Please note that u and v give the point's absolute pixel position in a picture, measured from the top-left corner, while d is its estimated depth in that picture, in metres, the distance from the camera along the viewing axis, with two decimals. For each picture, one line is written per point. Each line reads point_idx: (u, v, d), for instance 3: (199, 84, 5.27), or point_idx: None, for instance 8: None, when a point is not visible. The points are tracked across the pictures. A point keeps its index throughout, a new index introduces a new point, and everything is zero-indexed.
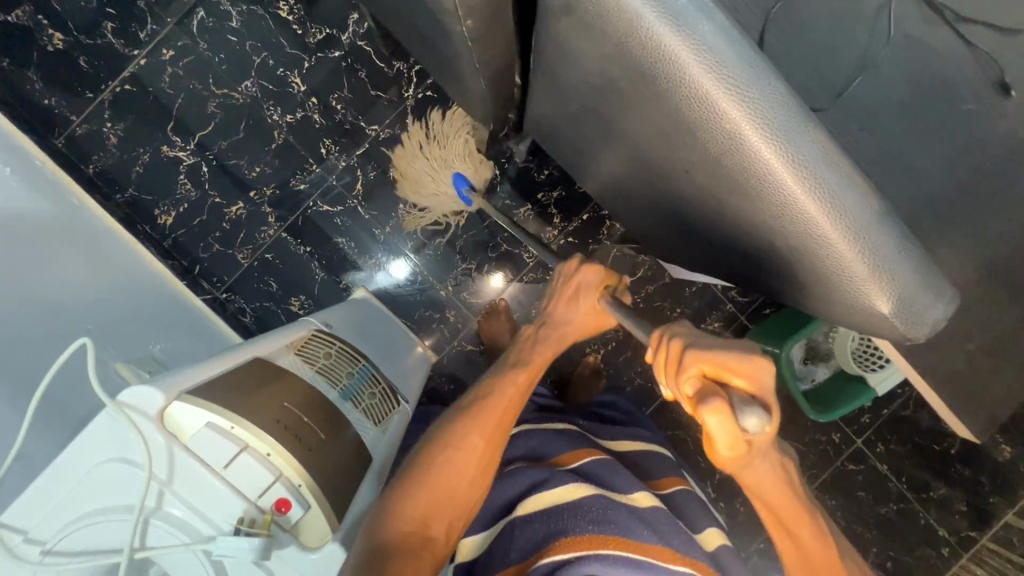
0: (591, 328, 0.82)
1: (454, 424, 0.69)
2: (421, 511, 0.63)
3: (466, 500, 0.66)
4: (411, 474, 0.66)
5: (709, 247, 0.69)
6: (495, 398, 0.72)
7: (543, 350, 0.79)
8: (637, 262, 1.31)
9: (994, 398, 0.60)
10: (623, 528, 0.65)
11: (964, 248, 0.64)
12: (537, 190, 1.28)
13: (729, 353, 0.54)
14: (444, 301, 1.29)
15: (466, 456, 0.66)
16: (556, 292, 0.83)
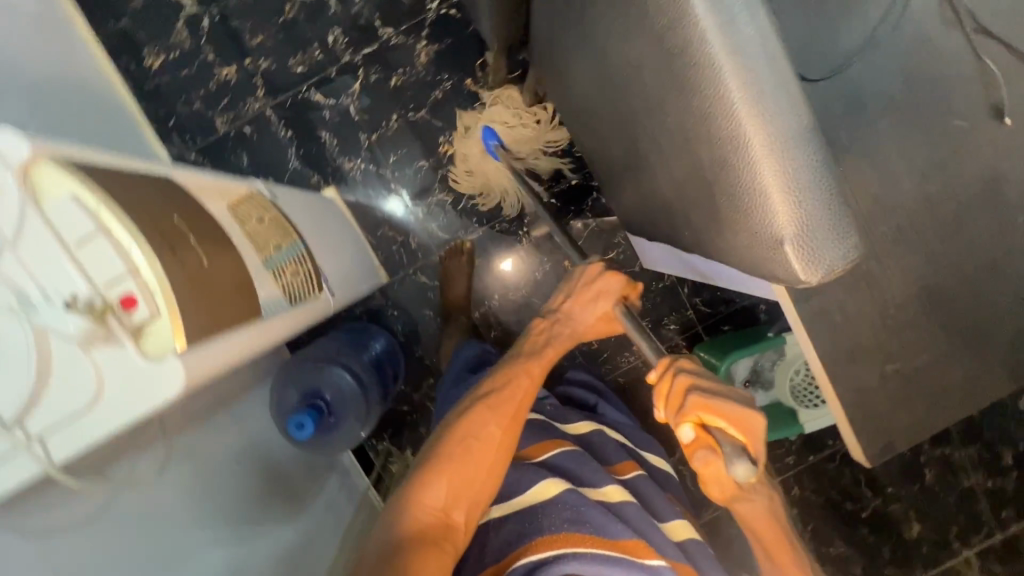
0: (601, 332, 0.83)
1: (473, 411, 0.70)
2: (443, 498, 0.62)
3: (488, 486, 0.65)
4: (427, 462, 0.66)
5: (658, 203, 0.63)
6: (514, 392, 0.73)
7: (557, 343, 0.80)
8: (613, 243, 1.27)
9: (902, 431, 0.58)
10: (598, 527, 0.61)
11: (929, 272, 0.56)
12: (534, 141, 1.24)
13: (729, 405, 0.54)
14: (412, 227, 1.26)
15: (487, 442, 0.67)
16: (573, 290, 0.81)
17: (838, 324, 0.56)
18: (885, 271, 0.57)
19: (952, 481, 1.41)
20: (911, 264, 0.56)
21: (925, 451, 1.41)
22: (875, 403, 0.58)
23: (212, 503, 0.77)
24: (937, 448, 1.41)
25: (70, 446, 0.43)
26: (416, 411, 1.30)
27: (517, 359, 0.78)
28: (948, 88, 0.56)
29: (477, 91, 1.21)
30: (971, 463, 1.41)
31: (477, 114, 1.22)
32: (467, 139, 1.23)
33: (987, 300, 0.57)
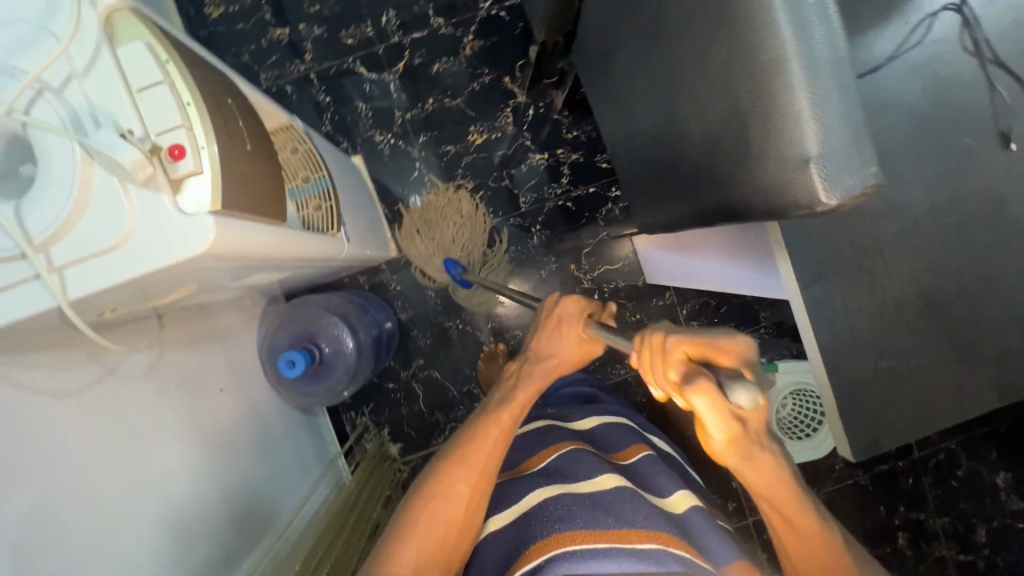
0: (577, 359, 0.76)
1: (437, 470, 0.66)
2: (409, 574, 0.59)
3: (457, 554, 0.62)
4: (396, 531, 0.62)
5: (678, 176, 0.66)
6: (475, 445, 0.67)
7: (528, 385, 0.73)
8: (621, 254, 1.30)
9: (886, 427, 0.60)
10: (587, 520, 0.58)
11: (933, 277, 0.59)
12: (559, 145, 1.28)
13: (712, 334, 0.46)
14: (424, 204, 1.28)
15: (454, 506, 0.63)
16: (539, 324, 0.77)
17: (837, 315, 0.59)
18: (886, 268, 0.59)
19: (924, 549, 1.40)
20: (912, 268, 0.58)
21: (900, 513, 1.40)
22: (865, 398, 0.59)
23: (189, 422, 0.76)
24: (912, 513, 1.40)
25: (94, 282, 0.43)
26: (401, 389, 1.29)
27: (489, 407, 0.72)
28: (968, 106, 0.58)
29: (512, 89, 1.27)
30: (944, 533, 1.40)
31: (509, 110, 1.27)
32: (496, 133, 1.28)
33: (980, 314, 0.59)
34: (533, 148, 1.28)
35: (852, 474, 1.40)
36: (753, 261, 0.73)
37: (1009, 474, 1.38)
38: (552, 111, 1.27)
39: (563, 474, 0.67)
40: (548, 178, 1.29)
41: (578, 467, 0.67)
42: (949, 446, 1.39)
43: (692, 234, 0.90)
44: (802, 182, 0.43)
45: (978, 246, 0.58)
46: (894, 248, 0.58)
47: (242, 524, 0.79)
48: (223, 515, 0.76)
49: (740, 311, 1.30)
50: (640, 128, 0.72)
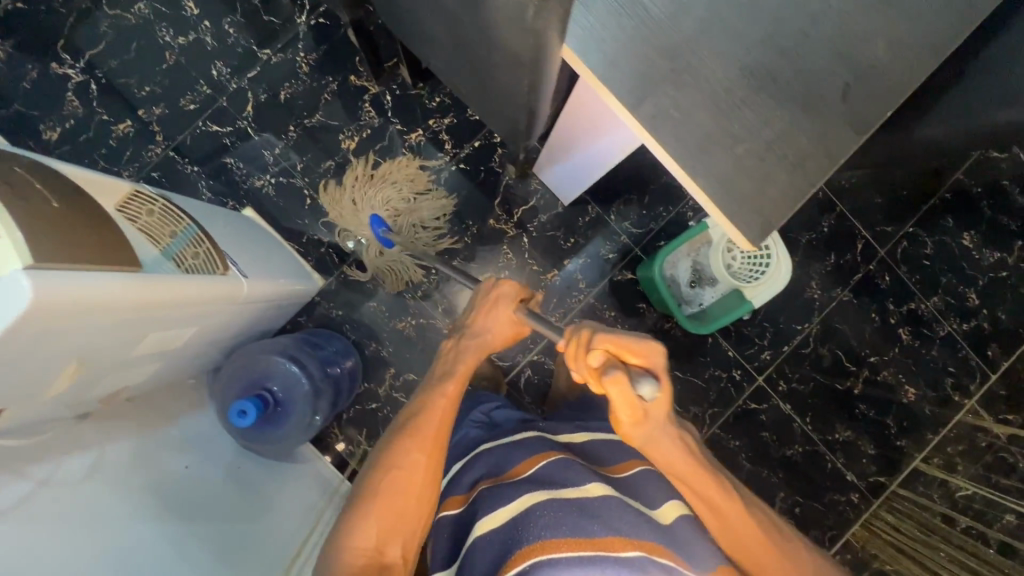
0: (508, 338, 0.82)
1: (390, 449, 0.72)
2: (374, 539, 0.66)
3: (417, 518, 0.69)
4: (361, 502, 0.69)
5: (487, 70, 0.67)
6: (427, 416, 0.75)
7: (465, 361, 0.80)
8: (530, 190, 1.32)
9: (769, 203, 0.60)
10: (573, 528, 0.60)
11: (746, 47, 0.59)
12: (429, 117, 1.29)
13: (628, 336, 0.62)
14: (331, 226, 1.29)
15: (407, 477, 0.70)
16: (476, 304, 0.84)
17: (679, 122, 0.59)
18: (702, 61, 0.59)
19: (929, 335, 1.41)
20: (726, 49, 0.59)
21: (893, 312, 1.42)
22: (739, 186, 0.60)
23: (156, 501, 0.75)
24: (904, 306, 1.42)
25: None
26: (386, 405, 1.28)
27: (431, 387, 0.78)
28: None
29: (362, 83, 1.28)
30: (940, 311, 1.41)
31: (369, 105, 1.28)
32: (366, 130, 1.28)
33: (806, 63, 0.59)
34: (407, 129, 1.29)
35: (833, 296, 1.41)
36: None
37: (973, 231, 1.40)
38: (408, 89, 1.28)
39: (551, 482, 0.68)
40: (433, 150, 1.30)
41: (566, 475, 0.69)
42: (908, 230, 1.41)
43: (562, 119, 0.88)
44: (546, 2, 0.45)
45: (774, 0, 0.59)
46: (701, 36, 0.59)
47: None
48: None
49: (661, 193, 1.32)
50: (447, 48, 0.73)
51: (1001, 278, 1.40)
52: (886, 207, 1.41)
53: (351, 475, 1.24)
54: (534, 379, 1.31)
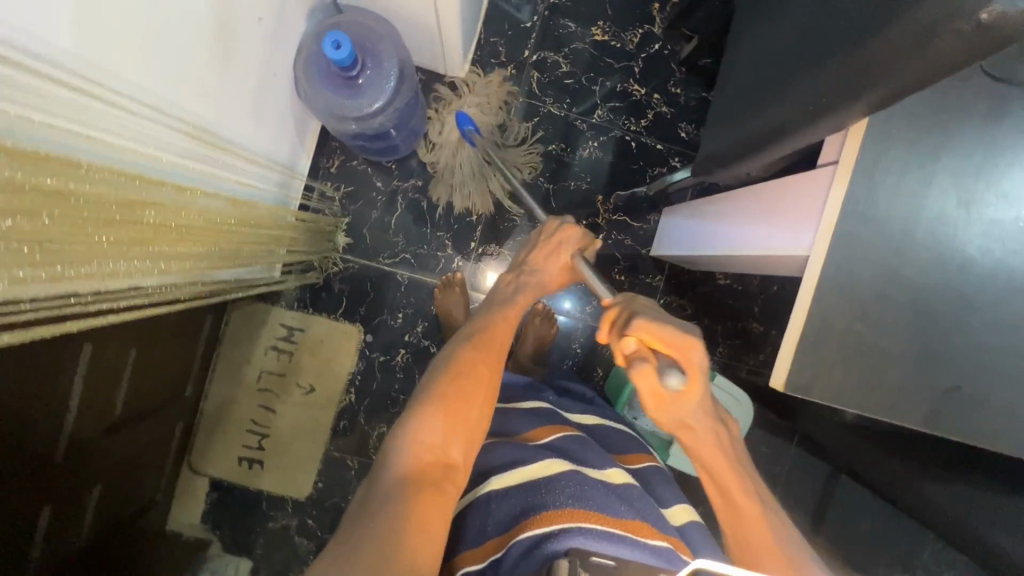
0: (560, 285, 0.89)
1: (454, 356, 0.70)
2: (438, 436, 0.61)
3: (479, 428, 0.65)
4: (421, 400, 0.64)
5: (786, 76, 0.67)
6: (492, 333, 0.74)
7: (522, 293, 0.83)
8: (644, 217, 1.32)
9: (826, 382, 0.61)
10: (601, 505, 0.61)
11: (942, 280, 0.61)
12: (658, 91, 1.30)
13: (664, 326, 0.59)
14: (516, 58, 1.28)
15: (471, 381, 0.67)
16: (533, 247, 0.88)
17: (847, 259, 0.61)
18: (910, 249, 0.61)
19: None
20: (929, 263, 0.61)
21: None
22: (826, 345, 0.61)
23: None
24: None
25: None
26: (384, 195, 1.26)
27: (492, 311, 0.79)
28: None
29: (654, 17, 1.29)
30: None
31: (639, 33, 1.29)
32: (616, 42, 1.29)
33: (958, 339, 0.61)
34: (637, 77, 1.30)
35: None
36: (801, 212, 0.71)
37: None
38: (671, 60, 1.30)
39: (571, 457, 0.71)
40: (631, 111, 1.30)
41: (586, 456, 0.71)
42: None
43: (747, 191, 0.90)
44: (942, 35, 0.44)
45: (998, 285, 0.61)
46: (929, 240, 0.61)
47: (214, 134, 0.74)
48: (202, 107, 0.70)
49: (705, 330, 1.34)
50: (774, 38, 0.74)
51: None
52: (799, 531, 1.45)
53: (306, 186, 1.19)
54: None
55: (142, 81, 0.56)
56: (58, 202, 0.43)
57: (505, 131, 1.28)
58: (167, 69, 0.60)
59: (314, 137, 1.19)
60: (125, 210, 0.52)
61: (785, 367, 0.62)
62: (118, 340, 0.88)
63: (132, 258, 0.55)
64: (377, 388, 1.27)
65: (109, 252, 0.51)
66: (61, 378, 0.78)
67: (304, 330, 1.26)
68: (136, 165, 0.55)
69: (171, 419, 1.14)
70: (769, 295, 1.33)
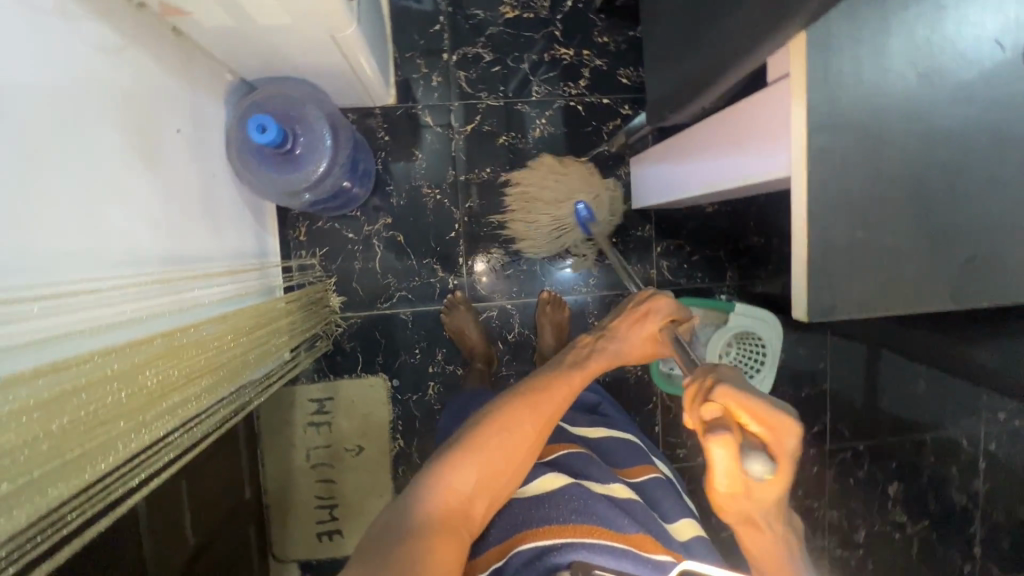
0: (645, 356, 0.80)
1: (503, 406, 0.67)
2: (468, 487, 0.61)
3: (507, 487, 0.64)
4: (464, 444, 0.63)
5: None
6: (550, 394, 0.69)
7: (599, 361, 0.76)
8: (614, 173, 1.30)
9: (847, 296, 0.61)
10: (602, 519, 0.65)
11: (927, 160, 0.60)
12: (586, 46, 1.27)
13: (757, 400, 0.50)
14: (439, 63, 1.24)
15: (515, 439, 0.64)
16: (623, 313, 0.82)
17: (829, 174, 0.59)
18: (887, 141, 0.59)
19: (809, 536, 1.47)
20: (910, 148, 0.59)
21: (797, 497, 1.47)
22: (836, 260, 0.60)
23: (142, 121, 0.69)
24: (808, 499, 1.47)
25: None
26: (360, 244, 1.24)
27: (560, 368, 0.74)
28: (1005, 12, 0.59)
29: None
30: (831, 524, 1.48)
31: None
32: (530, 12, 1.25)
33: (960, 211, 0.60)
34: (562, 40, 1.26)
35: None
36: (767, 137, 0.69)
37: (900, 485, 1.49)
38: (588, 11, 1.26)
39: (575, 473, 0.73)
40: (567, 75, 1.27)
41: (592, 472, 0.75)
42: (857, 448, 1.49)
43: (703, 127, 0.88)
44: None
45: (983, 144, 0.60)
46: (905, 124, 0.59)
47: (175, 264, 0.72)
48: (155, 242, 0.69)
49: (710, 260, 1.33)
50: None
51: (892, 536, 1.49)
52: (858, 414, 1.48)
53: (284, 266, 1.19)
54: (491, 320, 1.30)
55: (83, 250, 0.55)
56: (61, 410, 0.43)
57: (453, 139, 1.26)
58: (105, 226, 0.59)
59: (274, 213, 1.17)
60: (129, 384, 0.51)
61: (803, 297, 0.61)
62: (167, 481, 0.88)
63: (151, 422, 0.55)
64: (421, 426, 1.29)
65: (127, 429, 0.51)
66: (127, 539, 0.79)
67: (333, 397, 1.27)
68: (118, 334, 0.55)
69: (242, 524, 1.16)
70: (761, 205, 1.32)
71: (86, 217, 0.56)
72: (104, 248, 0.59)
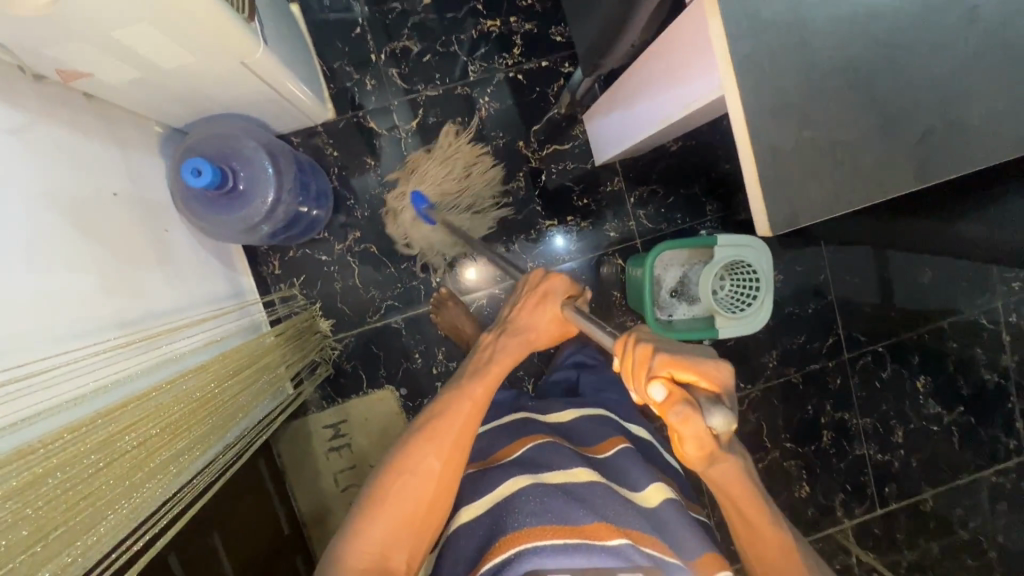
0: (556, 338, 0.78)
1: (406, 447, 0.70)
2: (380, 541, 0.65)
3: (428, 526, 0.68)
4: (370, 497, 0.68)
5: None
6: (451, 420, 0.71)
7: (502, 361, 0.75)
8: (570, 135, 1.27)
9: (808, 201, 0.58)
10: (557, 517, 0.65)
11: (859, 42, 0.57)
12: (513, 12, 1.23)
13: (695, 360, 0.50)
14: (369, 65, 1.21)
15: (420, 480, 0.67)
16: (521, 296, 0.78)
17: (759, 81, 0.56)
18: (813, 33, 0.57)
19: (846, 449, 1.47)
20: (839, 34, 0.56)
21: (827, 413, 1.46)
22: (789, 166, 0.57)
23: (74, 194, 0.68)
24: (838, 413, 1.46)
25: None
26: (335, 264, 1.24)
27: (462, 383, 0.74)
28: None
29: None
30: (865, 432, 1.47)
31: None
32: None
33: (903, 87, 0.57)
34: (487, 12, 1.22)
35: (784, 374, 1.43)
36: (696, 58, 0.66)
37: (929, 377, 1.47)
38: None
39: (533, 466, 0.73)
40: (501, 47, 1.24)
41: (549, 459, 0.74)
42: (877, 350, 1.47)
43: (638, 65, 0.86)
44: None
45: (913, 11, 0.57)
46: (828, 10, 0.56)
47: (138, 328, 0.71)
48: (113, 309, 0.68)
49: (686, 200, 1.30)
50: None
51: (930, 429, 1.48)
52: (870, 318, 1.45)
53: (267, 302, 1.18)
54: (484, 309, 1.29)
55: (36, 332, 0.55)
56: (37, 493, 0.44)
57: (402, 140, 1.23)
58: (56, 305, 0.59)
59: (243, 254, 1.17)
60: (105, 454, 0.51)
61: (763, 211, 0.58)
62: (195, 532, 0.90)
63: (139, 485, 0.55)
64: None
65: (111, 498, 0.51)
66: None
67: (347, 419, 1.27)
68: (87, 408, 0.55)
69: (290, 559, 1.15)
70: (726, 132, 1.28)
71: (33, 299, 0.56)
72: (58, 326, 0.58)
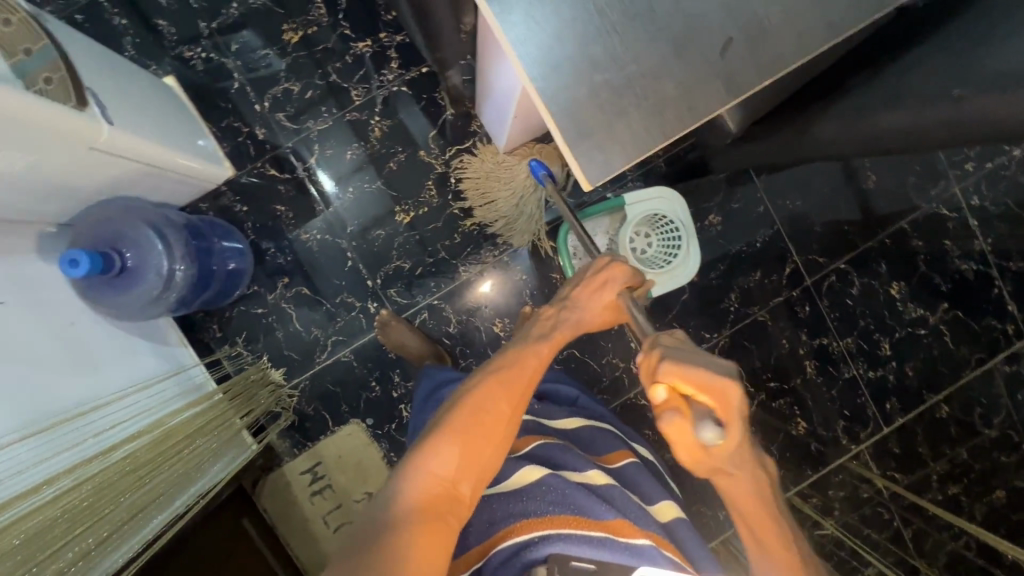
0: (602, 323, 0.77)
1: (476, 386, 0.65)
2: (450, 471, 0.59)
3: (492, 466, 0.62)
4: (441, 426, 0.61)
5: None
6: (523, 367, 0.67)
7: (565, 331, 0.73)
8: (469, 132, 1.27)
9: (619, 143, 0.56)
10: (583, 509, 0.63)
11: None
12: (380, 28, 1.23)
13: (703, 373, 0.53)
14: (255, 117, 1.23)
15: (493, 418, 0.62)
16: (578, 281, 0.76)
17: (538, 35, 0.54)
18: None
19: (834, 374, 1.42)
20: None
21: (804, 343, 1.41)
22: (588, 112, 0.56)
23: None
24: (816, 339, 1.41)
25: None
26: (272, 314, 1.25)
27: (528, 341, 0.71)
28: None
29: None
30: (851, 353, 1.41)
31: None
32: (313, 26, 1.22)
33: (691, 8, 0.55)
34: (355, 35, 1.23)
35: (749, 313, 1.40)
36: None
37: (903, 282, 1.40)
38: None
39: (552, 464, 0.72)
40: (378, 65, 1.24)
41: (568, 459, 0.73)
42: (839, 266, 1.40)
43: (479, 48, 0.85)
44: None
45: None
46: None
47: (59, 412, 0.78)
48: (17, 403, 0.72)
49: None
50: None
51: (918, 335, 1.40)
52: (826, 236, 1.40)
53: (210, 363, 1.22)
54: (427, 322, 1.29)
55: None
56: None
57: (305, 179, 1.25)
58: None
59: (177, 326, 1.20)
60: None
61: (576, 162, 0.56)
62: None
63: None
64: None
65: None
66: None
67: (321, 461, 1.28)
68: None
69: None
70: None
71: None
72: None
